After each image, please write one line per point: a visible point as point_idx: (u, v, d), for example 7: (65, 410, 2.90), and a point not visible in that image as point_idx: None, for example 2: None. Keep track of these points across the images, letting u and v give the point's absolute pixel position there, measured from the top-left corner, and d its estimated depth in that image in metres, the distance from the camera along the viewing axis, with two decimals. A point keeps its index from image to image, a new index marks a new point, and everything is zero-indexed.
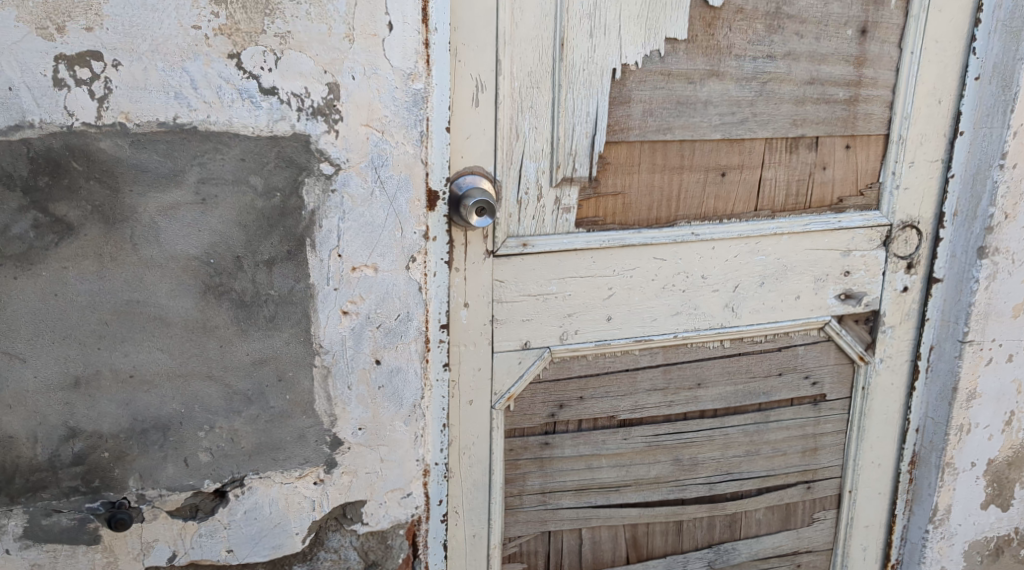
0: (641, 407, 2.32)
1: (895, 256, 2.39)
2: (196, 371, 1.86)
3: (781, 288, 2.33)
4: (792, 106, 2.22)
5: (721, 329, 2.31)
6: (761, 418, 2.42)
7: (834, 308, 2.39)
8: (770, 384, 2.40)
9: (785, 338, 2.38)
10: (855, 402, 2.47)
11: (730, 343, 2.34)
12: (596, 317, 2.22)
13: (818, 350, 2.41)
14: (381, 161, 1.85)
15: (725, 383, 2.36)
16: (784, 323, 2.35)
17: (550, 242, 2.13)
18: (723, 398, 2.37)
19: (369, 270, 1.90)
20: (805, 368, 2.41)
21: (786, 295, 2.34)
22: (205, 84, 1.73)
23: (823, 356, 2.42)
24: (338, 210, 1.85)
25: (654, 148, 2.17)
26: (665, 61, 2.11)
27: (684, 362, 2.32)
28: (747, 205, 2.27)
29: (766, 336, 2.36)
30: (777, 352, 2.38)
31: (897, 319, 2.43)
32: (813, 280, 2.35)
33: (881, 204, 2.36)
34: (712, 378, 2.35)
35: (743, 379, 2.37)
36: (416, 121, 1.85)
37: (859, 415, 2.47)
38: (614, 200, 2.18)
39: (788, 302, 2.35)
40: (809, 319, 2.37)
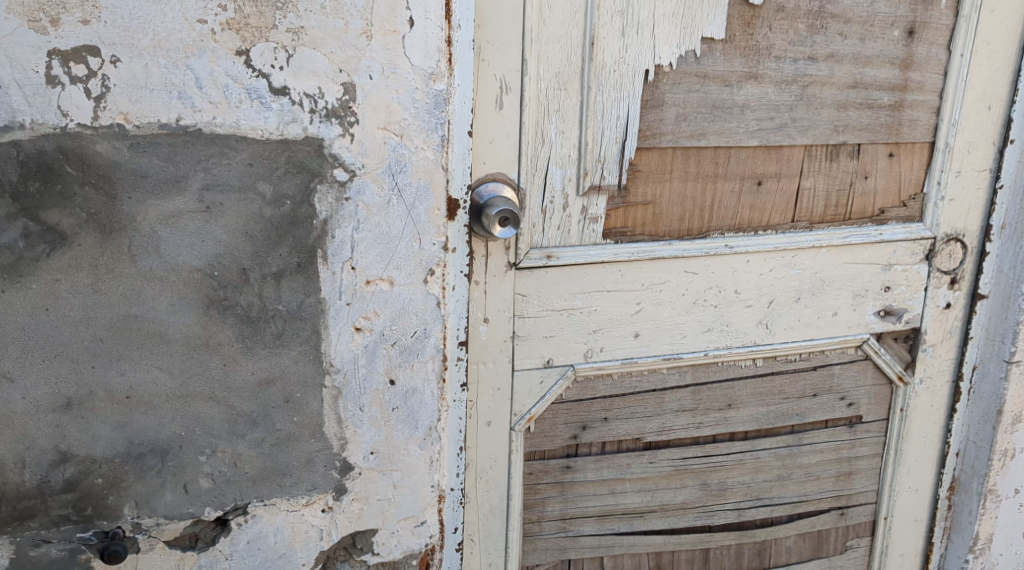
0: (669, 429, 2.19)
1: (938, 271, 2.26)
2: (197, 392, 1.72)
3: (819, 304, 2.20)
4: (833, 111, 2.08)
5: (754, 348, 2.18)
6: (794, 441, 2.28)
7: (872, 325, 2.26)
8: (804, 405, 2.27)
9: (820, 357, 2.25)
10: (891, 424, 2.34)
11: (764, 362, 2.21)
12: (623, 333, 2.09)
13: (855, 370, 2.28)
14: (398, 167, 1.72)
15: (757, 404, 2.23)
16: (820, 341, 2.22)
17: (576, 254, 2.00)
18: (754, 419, 2.24)
19: (384, 284, 1.78)
20: (841, 388, 2.29)
21: (823, 312, 2.20)
22: (211, 83, 1.60)
23: (860, 376, 2.29)
24: (352, 220, 1.73)
25: (687, 155, 2.03)
26: (701, 62, 1.98)
27: (714, 382, 2.19)
28: (784, 215, 2.13)
29: (801, 355, 2.23)
30: (812, 372, 2.25)
31: (939, 337, 2.30)
32: (852, 296, 2.22)
33: (925, 216, 2.23)
34: (744, 398, 2.22)
35: (776, 400, 2.24)
36: (437, 124, 1.72)
37: (896, 438, 2.34)
38: (644, 210, 2.04)
39: (825, 319, 2.21)
40: (847, 336, 2.24)
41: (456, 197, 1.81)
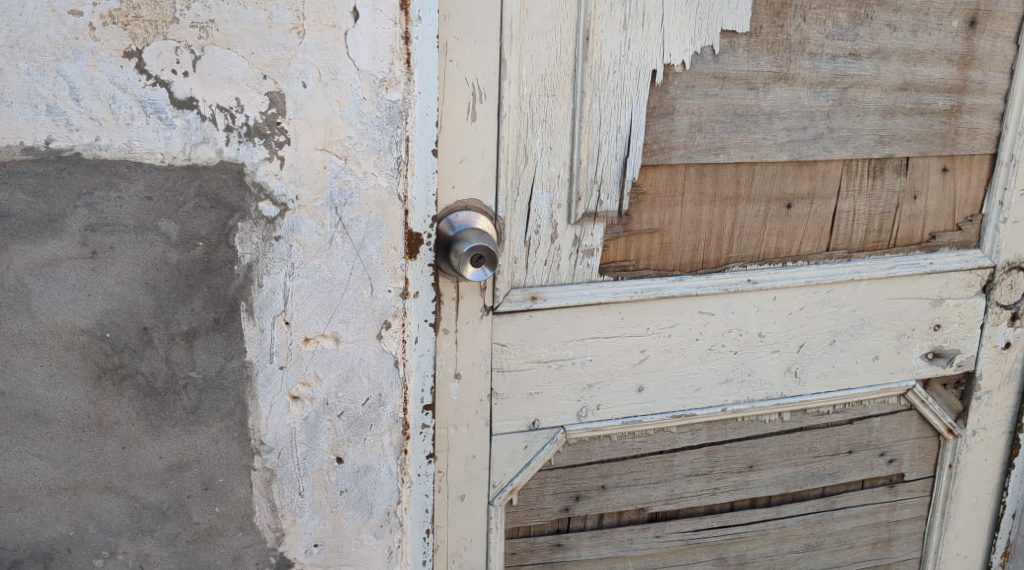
0: (678, 497, 1.90)
1: (996, 306, 1.98)
2: (90, 482, 1.37)
3: (857, 347, 1.92)
4: (878, 118, 1.79)
5: (781, 401, 1.90)
6: (825, 505, 2.01)
7: (919, 371, 1.97)
8: (837, 465, 1.99)
9: (858, 408, 1.98)
10: (938, 482, 2.06)
11: (791, 416, 1.94)
12: (623, 387, 1.78)
13: (897, 421, 2.01)
14: (342, 197, 1.37)
15: (782, 465, 1.96)
16: (858, 391, 1.95)
17: (566, 295, 1.68)
18: (779, 482, 1.97)
19: (328, 340, 1.42)
20: (881, 443, 2.01)
21: (862, 356, 1.93)
22: (92, 93, 1.24)
23: (902, 429, 2.02)
24: (284, 264, 1.37)
25: (703, 173, 1.73)
26: (720, 61, 1.67)
27: (733, 440, 1.91)
28: (818, 244, 1.85)
29: (834, 407, 1.96)
30: (847, 425, 1.97)
31: (995, 383, 2.03)
32: (895, 337, 1.94)
33: (983, 240, 1.94)
34: (767, 459, 1.94)
35: (805, 459, 1.97)
36: (390, 143, 1.37)
37: (944, 498, 2.06)
38: (650, 239, 1.74)
39: (864, 365, 1.94)
40: (889, 385, 1.97)
41: (419, 231, 1.46)
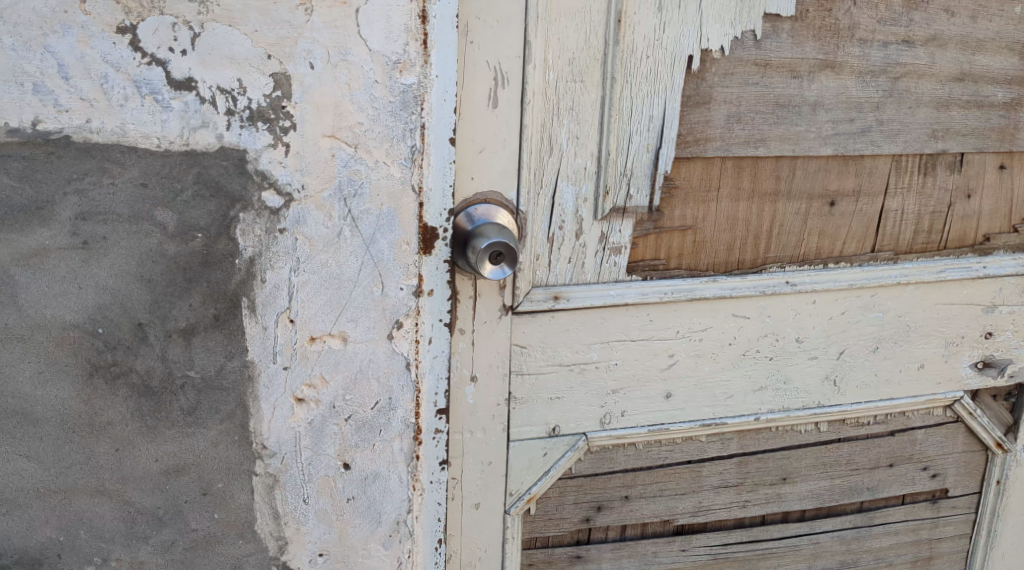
0: (706, 509, 1.80)
1: None
2: (81, 486, 1.30)
3: (902, 355, 1.83)
4: (931, 111, 1.70)
5: (818, 410, 1.80)
6: (864, 521, 1.92)
7: (968, 381, 1.90)
8: (877, 478, 1.90)
9: (902, 420, 1.89)
10: (986, 500, 1.99)
11: (829, 426, 1.84)
12: (650, 392, 1.69)
13: (942, 435, 1.93)
14: (352, 188, 1.28)
15: (818, 477, 1.87)
16: (901, 401, 1.85)
17: (591, 294, 1.59)
18: (814, 496, 1.87)
19: (335, 340, 1.34)
20: (925, 457, 1.93)
21: (908, 364, 1.84)
22: (82, 72, 1.17)
23: (948, 442, 1.94)
24: (289, 259, 1.28)
25: (740, 167, 1.63)
26: (762, 46, 1.56)
27: (766, 450, 1.81)
28: (862, 244, 1.76)
29: (876, 418, 1.87)
30: (888, 437, 1.89)
31: None
32: (943, 344, 1.85)
33: None
34: (802, 471, 1.85)
35: (841, 472, 1.88)
36: (404, 131, 1.27)
37: (991, 516, 1.99)
38: (682, 237, 1.64)
39: (909, 373, 1.85)
40: (935, 395, 1.87)
41: (434, 225, 1.34)
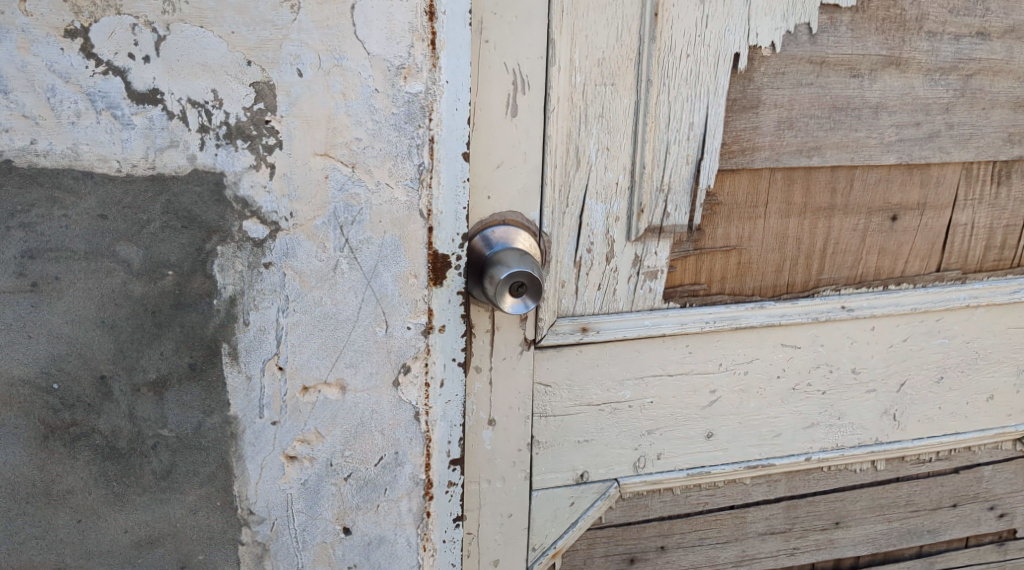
0: (750, 556, 1.74)
1: None
2: (39, 564, 1.12)
3: (967, 386, 1.77)
4: (1008, 112, 1.57)
5: (875, 448, 1.73)
6: (923, 563, 1.93)
7: None
8: (937, 520, 1.90)
9: (966, 456, 1.87)
10: None
11: (885, 465, 1.79)
12: (691, 432, 1.57)
13: (1011, 470, 1.92)
14: (348, 214, 1.09)
15: (872, 520, 1.84)
16: (967, 436, 1.81)
17: (623, 327, 1.44)
18: (869, 539, 1.85)
19: (332, 389, 1.15)
20: (991, 496, 1.93)
21: (975, 395, 1.79)
22: (25, 84, 1.00)
23: (1018, 478, 1.93)
24: (276, 297, 1.10)
25: (791, 178, 1.48)
26: (817, 42, 1.41)
27: (818, 492, 1.76)
28: (926, 262, 1.65)
29: (938, 455, 1.84)
30: (953, 475, 1.87)
31: None
32: (1015, 374, 1.80)
33: None
34: (855, 515, 1.82)
35: (900, 514, 1.85)
36: (409, 147, 1.09)
37: None
38: (725, 257, 1.49)
39: (976, 404, 1.80)
40: (1004, 429, 1.84)
41: (445, 252, 1.14)
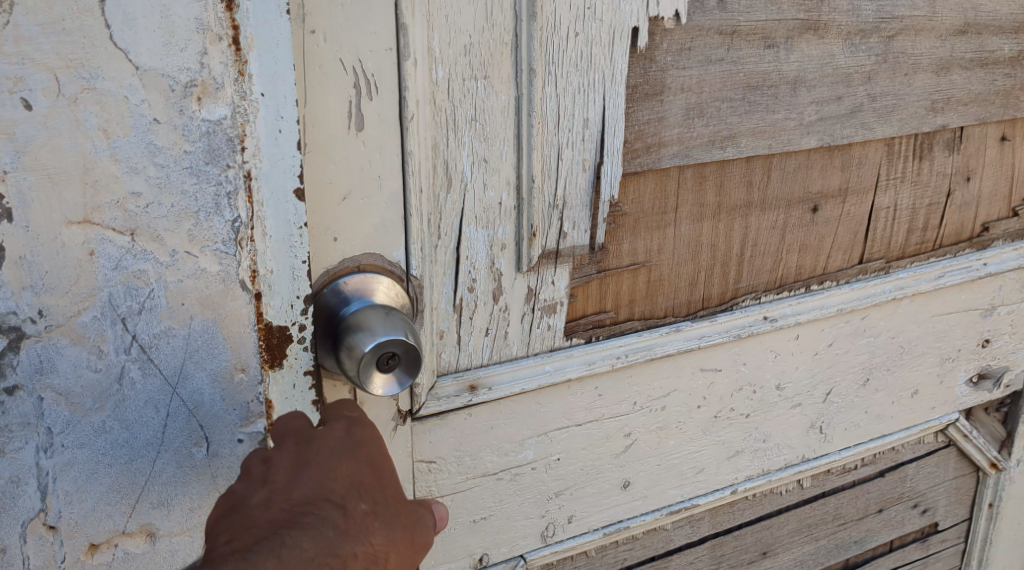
0: None
1: None
2: None
3: (894, 384, 1.60)
4: (932, 77, 1.36)
5: (802, 466, 1.54)
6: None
7: (962, 399, 1.72)
8: (865, 527, 1.75)
9: (892, 455, 1.74)
10: (976, 526, 1.91)
11: (811, 482, 1.63)
12: (605, 485, 1.32)
13: (933, 464, 1.80)
14: (131, 299, 0.80)
15: (800, 542, 1.66)
16: (894, 436, 1.65)
17: (519, 377, 1.16)
18: (798, 562, 1.67)
19: (134, 539, 0.85)
20: (914, 493, 1.79)
21: (901, 393, 1.62)
22: None
23: (939, 471, 1.82)
24: (31, 432, 0.79)
25: (703, 176, 1.22)
26: (727, 8, 1.13)
27: (743, 523, 1.58)
28: (849, 255, 1.44)
29: (863, 460, 1.70)
30: (879, 480, 1.73)
31: None
32: (940, 363, 1.65)
33: None
34: (783, 540, 1.64)
35: (828, 531, 1.69)
36: (217, 197, 0.80)
37: (982, 542, 1.92)
38: (633, 277, 1.22)
39: (902, 403, 1.63)
40: (929, 422, 1.69)
41: (280, 324, 0.86)
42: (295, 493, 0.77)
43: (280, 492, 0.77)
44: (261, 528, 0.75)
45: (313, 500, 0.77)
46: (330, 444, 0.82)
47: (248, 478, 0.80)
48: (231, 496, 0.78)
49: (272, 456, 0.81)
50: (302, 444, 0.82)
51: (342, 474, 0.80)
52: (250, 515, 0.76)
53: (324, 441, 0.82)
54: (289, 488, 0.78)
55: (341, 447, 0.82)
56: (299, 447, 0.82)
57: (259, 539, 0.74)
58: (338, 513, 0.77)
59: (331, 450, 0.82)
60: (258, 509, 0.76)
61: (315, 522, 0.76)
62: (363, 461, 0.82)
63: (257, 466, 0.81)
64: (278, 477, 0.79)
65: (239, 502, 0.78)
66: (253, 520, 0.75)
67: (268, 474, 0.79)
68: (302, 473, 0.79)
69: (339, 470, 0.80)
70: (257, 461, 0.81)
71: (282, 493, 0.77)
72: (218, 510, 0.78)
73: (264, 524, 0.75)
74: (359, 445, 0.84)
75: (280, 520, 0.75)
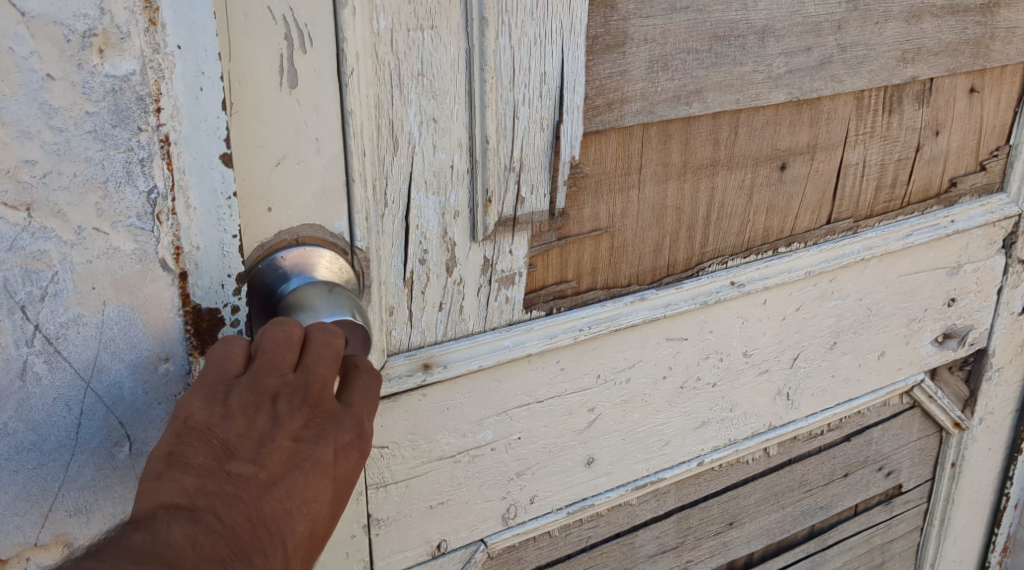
0: None
1: (1016, 264, 1.67)
2: None
3: (862, 346, 1.54)
4: (902, 26, 1.30)
5: (769, 435, 1.48)
6: (817, 545, 1.69)
7: (928, 359, 1.66)
8: (831, 493, 1.67)
9: (859, 418, 1.66)
10: (939, 486, 1.82)
11: (778, 450, 1.56)
12: (568, 462, 1.25)
13: (899, 426, 1.72)
14: (33, 285, 0.72)
15: (766, 512, 1.59)
16: (860, 400, 1.58)
17: (476, 354, 1.08)
18: (764, 532, 1.60)
19: (48, 551, 0.79)
20: (880, 456, 1.72)
21: (868, 355, 1.56)
22: None
23: (905, 433, 1.73)
24: None
25: (667, 134, 1.14)
26: None
27: (709, 495, 1.51)
28: (817, 215, 1.37)
29: (830, 425, 1.62)
30: (845, 444, 1.65)
31: (1008, 357, 1.77)
32: (906, 323, 1.59)
33: (1007, 183, 1.58)
34: (750, 511, 1.57)
35: (794, 498, 1.62)
36: (128, 164, 0.72)
37: (945, 503, 1.83)
38: (595, 244, 1.14)
39: (869, 365, 1.57)
40: (896, 385, 1.63)
41: (210, 306, 0.79)
42: (258, 508, 0.72)
43: (251, 491, 0.72)
44: (212, 539, 0.69)
45: (271, 526, 0.72)
46: (329, 461, 0.75)
47: (247, 426, 0.73)
48: (219, 440, 0.72)
49: (277, 420, 0.74)
50: (306, 435, 0.74)
51: (307, 508, 0.74)
52: (210, 505, 0.70)
53: (326, 449, 0.75)
54: (260, 497, 0.72)
55: (335, 452, 0.75)
56: (300, 441, 0.74)
57: (204, 559, 0.69)
58: (275, 559, 0.73)
59: (326, 469, 0.75)
60: (225, 501, 0.71)
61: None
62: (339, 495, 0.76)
63: (261, 424, 0.73)
64: (263, 468, 0.73)
65: (222, 453, 0.72)
66: (207, 513, 0.70)
67: (261, 451, 0.73)
68: (281, 487, 0.73)
69: (311, 502, 0.74)
70: (263, 413, 0.73)
71: (251, 500, 0.72)
72: (204, 431, 0.72)
73: (216, 537, 0.70)
74: (352, 469, 0.77)
75: (228, 536, 0.70)
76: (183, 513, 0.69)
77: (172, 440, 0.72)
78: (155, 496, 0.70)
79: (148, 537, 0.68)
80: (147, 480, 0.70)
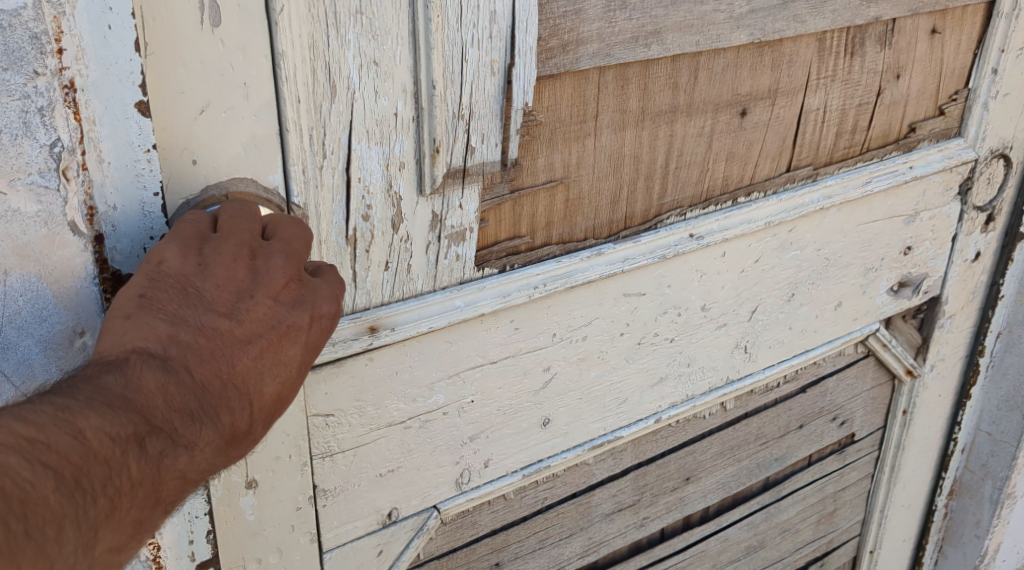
0: (600, 543, 1.43)
1: (972, 209, 1.64)
2: None
3: (819, 297, 1.51)
4: None
5: (727, 389, 1.44)
6: (772, 498, 1.66)
7: (883, 307, 1.63)
8: (788, 444, 1.65)
9: (815, 369, 1.63)
10: (891, 433, 1.80)
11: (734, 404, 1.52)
12: (522, 424, 1.20)
13: (854, 375, 1.70)
14: None
15: (722, 466, 1.56)
16: (818, 351, 1.55)
17: (426, 314, 1.01)
18: (720, 486, 1.57)
19: None
20: (834, 406, 1.70)
21: (825, 306, 1.53)
22: None
23: (859, 383, 1.72)
24: None
25: (624, 78, 1.08)
26: None
27: (665, 451, 1.47)
28: (777, 163, 1.32)
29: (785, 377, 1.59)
30: (801, 396, 1.63)
31: (960, 303, 1.75)
32: (863, 274, 1.55)
33: (965, 128, 1.55)
34: (706, 466, 1.54)
35: (750, 451, 1.59)
36: (23, 113, 0.69)
37: (896, 450, 1.82)
38: (550, 197, 1.08)
39: (826, 316, 1.54)
40: (851, 334, 1.60)
41: (130, 270, 0.76)
42: (231, 366, 0.73)
43: (223, 346, 0.73)
44: (184, 389, 0.71)
45: (241, 385, 0.74)
46: (303, 326, 0.77)
47: (223, 277, 0.74)
48: (194, 289, 0.73)
49: (253, 277, 0.75)
50: (282, 298, 0.76)
51: (278, 369, 0.76)
52: (182, 356, 0.71)
53: (301, 315, 0.77)
54: (234, 352, 0.73)
55: (310, 319, 0.77)
56: (279, 303, 0.76)
57: (173, 410, 0.70)
58: (241, 418, 0.74)
59: (300, 333, 0.77)
60: (198, 355, 0.72)
61: (220, 427, 0.72)
62: (307, 362, 0.78)
63: (238, 279, 0.74)
64: (239, 324, 0.74)
65: (196, 302, 0.73)
66: (178, 362, 0.71)
67: (239, 306, 0.74)
68: (255, 347, 0.74)
69: (282, 364, 0.76)
70: (240, 267, 0.75)
71: (222, 355, 0.73)
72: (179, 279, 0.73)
73: (186, 389, 0.71)
74: (323, 338, 0.79)
75: (198, 390, 0.71)
76: (155, 361, 0.70)
77: (144, 285, 0.72)
78: (126, 338, 0.70)
79: (120, 381, 0.69)
80: (118, 321, 0.71)
